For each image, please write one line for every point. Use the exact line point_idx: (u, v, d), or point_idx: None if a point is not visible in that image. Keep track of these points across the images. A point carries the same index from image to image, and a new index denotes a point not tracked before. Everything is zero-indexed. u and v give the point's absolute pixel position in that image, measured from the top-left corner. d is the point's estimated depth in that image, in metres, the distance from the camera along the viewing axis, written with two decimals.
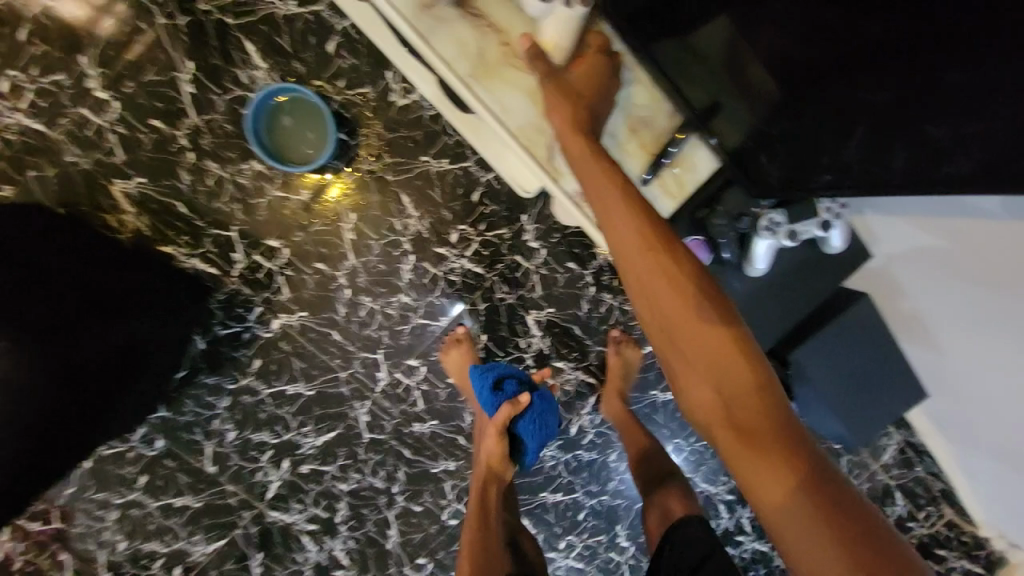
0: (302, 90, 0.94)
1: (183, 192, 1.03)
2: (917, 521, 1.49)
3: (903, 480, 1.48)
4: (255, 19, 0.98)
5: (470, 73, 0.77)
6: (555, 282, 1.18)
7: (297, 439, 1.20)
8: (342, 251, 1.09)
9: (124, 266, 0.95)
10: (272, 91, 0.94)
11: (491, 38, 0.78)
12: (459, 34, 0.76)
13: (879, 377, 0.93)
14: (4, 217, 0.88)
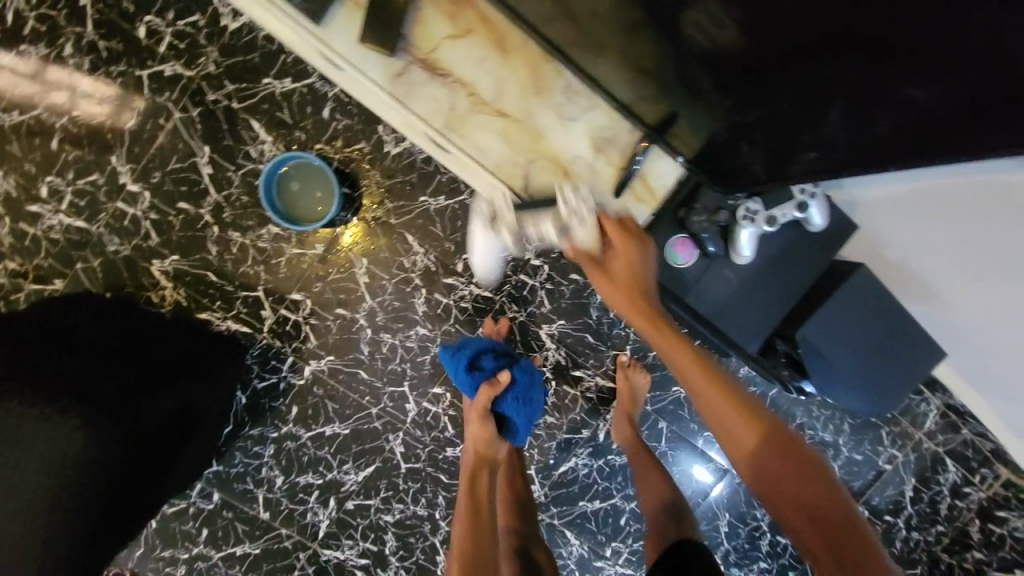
0: (304, 155, 1.03)
1: (212, 262, 1.14)
2: (975, 487, 1.45)
3: (953, 446, 1.44)
4: (257, 99, 1.09)
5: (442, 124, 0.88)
6: (562, 295, 1.24)
7: (339, 477, 1.26)
8: (359, 295, 1.17)
9: (162, 338, 1.04)
10: (278, 161, 1.03)
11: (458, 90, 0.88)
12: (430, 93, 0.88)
13: (889, 346, 0.94)
14: (63, 306, 1.01)
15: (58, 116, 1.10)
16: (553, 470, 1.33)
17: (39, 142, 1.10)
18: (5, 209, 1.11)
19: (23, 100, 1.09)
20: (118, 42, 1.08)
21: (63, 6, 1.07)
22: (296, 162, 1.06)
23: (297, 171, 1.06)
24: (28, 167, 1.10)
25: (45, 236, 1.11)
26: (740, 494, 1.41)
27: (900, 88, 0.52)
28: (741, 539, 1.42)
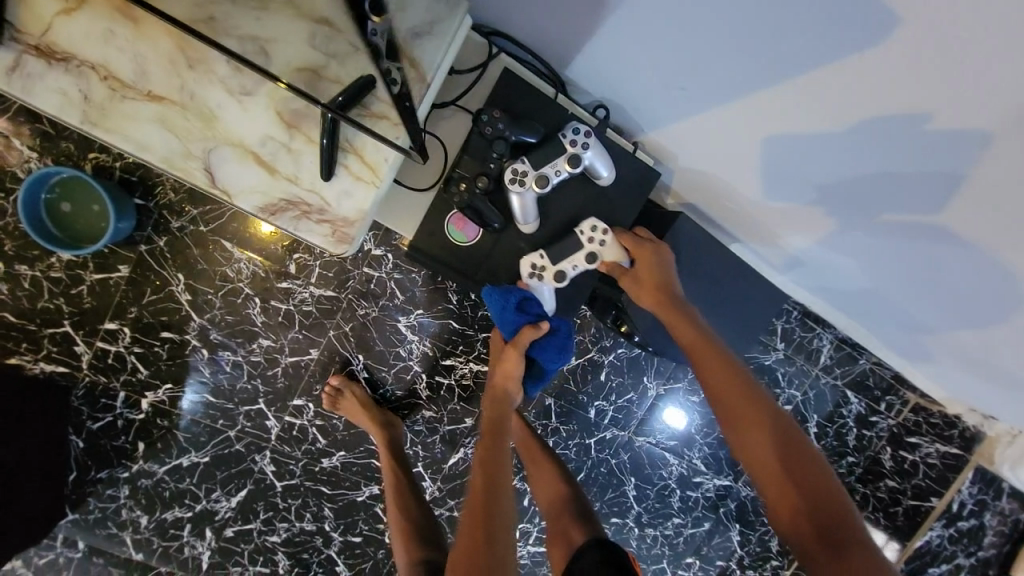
0: (62, 170, 0.90)
1: (5, 302, 1.02)
2: (882, 415, 1.44)
3: (852, 376, 1.42)
4: (12, 112, 0.96)
5: (82, 122, 0.58)
6: (414, 283, 1.15)
7: (211, 506, 1.19)
8: (184, 314, 1.07)
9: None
10: (34, 182, 0.90)
11: (89, 72, 0.57)
12: (57, 82, 0.57)
13: (719, 288, 0.91)
14: None
15: None
16: (444, 461, 1.24)
17: None
18: None
19: None
20: None
21: None
22: (51, 178, 0.92)
23: (57, 187, 0.93)
24: None
25: None
26: (646, 457, 1.38)
27: None
28: (653, 500, 1.40)
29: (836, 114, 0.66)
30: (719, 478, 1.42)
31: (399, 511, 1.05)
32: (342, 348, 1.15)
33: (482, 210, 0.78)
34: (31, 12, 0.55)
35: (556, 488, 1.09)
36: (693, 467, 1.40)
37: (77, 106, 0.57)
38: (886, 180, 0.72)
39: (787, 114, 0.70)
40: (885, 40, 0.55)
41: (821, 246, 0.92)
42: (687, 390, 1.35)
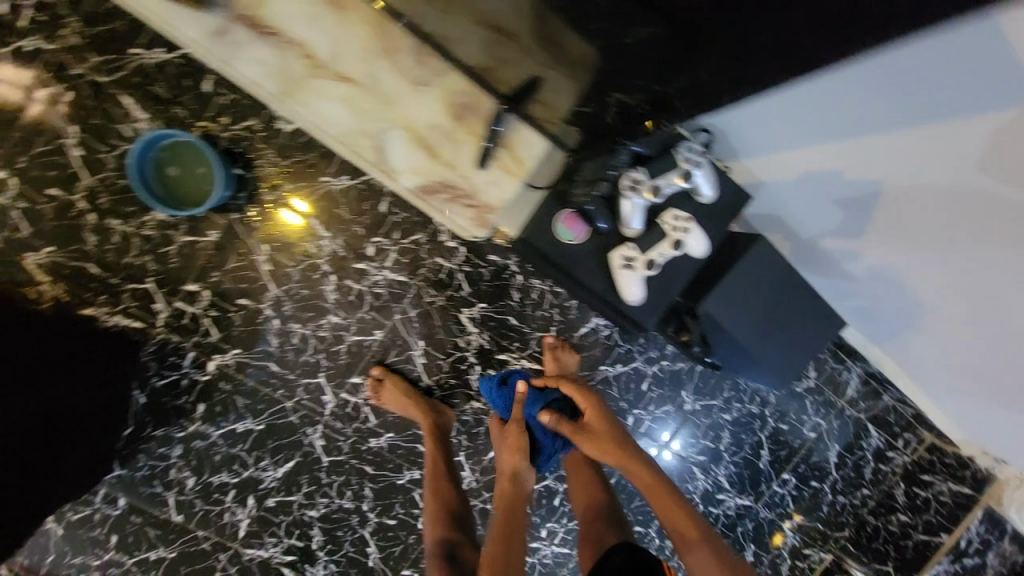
0: (179, 133, 0.95)
1: (91, 254, 1.04)
2: (898, 450, 1.50)
3: (874, 411, 1.48)
4: (126, 73, 0.98)
5: (278, 91, 0.89)
6: (481, 277, 1.20)
7: (257, 475, 1.21)
8: (262, 284, 1.11)
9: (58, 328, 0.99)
10: (149, 141, 0.95)
11: (293, 56, 0.88)
12: (261, 57, 0.88)
13: (787, 312, 0.95)
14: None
15: None
16: (484, 453, 1.29)
17: None
18: None
19: None
20: None
21: None
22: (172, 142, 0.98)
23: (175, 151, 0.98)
24: None
25: None
26: (673, 470, 1.42)
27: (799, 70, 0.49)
28: None
29: (944, 158, 0.67)
30: (740, 497, 1.48)
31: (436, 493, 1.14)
32: (404, 333, 1.20)
33: (593, 211, 0.80)
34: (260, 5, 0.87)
35: (594, 494, 1.17)
36: (716, 483, 1.46)
37: (281, 80, 0.88)
38: (987, 237, 0.72)
39: (896, 158, 0.72)
40: (1000, 108, 0.56)
41: (903, 284, 0.94)
42: (720, 408, 1.40)
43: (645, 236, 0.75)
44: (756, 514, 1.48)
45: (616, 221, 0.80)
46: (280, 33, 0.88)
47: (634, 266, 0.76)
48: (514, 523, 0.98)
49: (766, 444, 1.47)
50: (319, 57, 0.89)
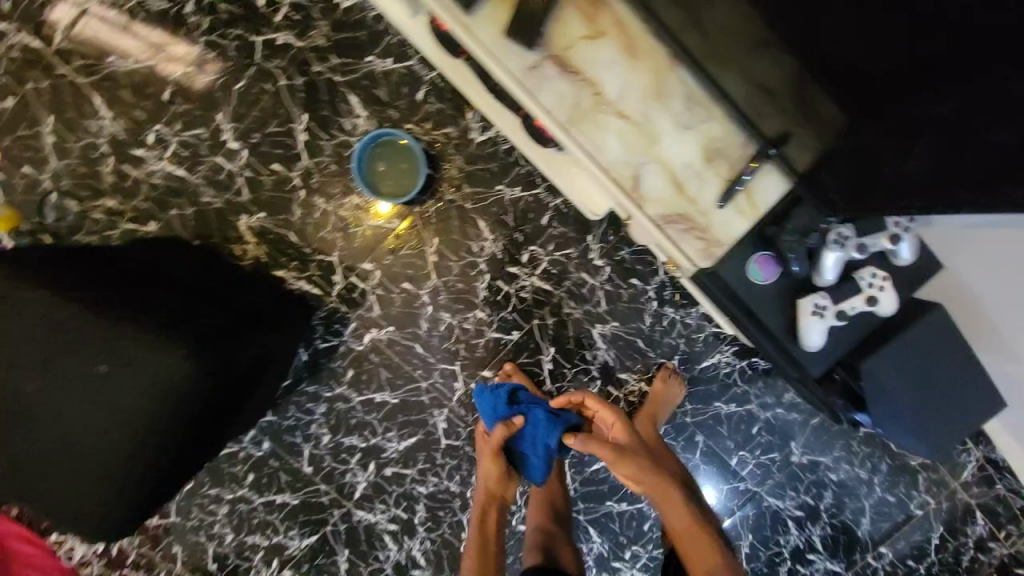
0: (396, 132, 1.12)
1: (294, 223, 1.18)
2: (999, 541, 1.42)
3: (985, 498, 1.41)
4: (357, 75, 1.13)
5: (563, 121, 0.68)
6: (619, 297, 1.26)
7: (382, 444, 1.31)
8: (426, 272, 1.22)
9: (241, 286, 1.09)
10: (371, 138, 1.12)
11: (587, 91, 0.68)
12: (559, 87, 0.68)
13: (950, 384, 0.95)
14: (180, 254, 1.09)
15: (174, 69, 1.13)
16: (586, 465, 1.36)
17: (153, 91, 1.13)
18: (112, 148, 1.14)
19: (141, 49, 1.13)
20: (238, 7, 1.11)
21: None
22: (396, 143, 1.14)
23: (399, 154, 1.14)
24: (139, 114, 1.14)
25: (145, 180, 1.16)
26: (767, 519, 1.41)
27: (983, 133, 0.53)
28: (762, 563, 1.42)
29: None
30: (831, 562, 1.43)
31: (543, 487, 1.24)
32: (538, 339, 1.27)
33: (792, 256, 0.79)
34: (561, 31, 0.69)
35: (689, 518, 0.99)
36: (808, 542, 1.43)
37: (568, 108, 0.68)
38: None
39: None
40: None
41: None
42: (827, 466, 1.39)
43: (837, 287, 0.80)
44: None
45: (811, 267, 0.81)
46: (577, 61, 0.68)
47: (824, 314, 0.80)
48: (490, 529, 1.09)
49: (868, 512, 1.43)
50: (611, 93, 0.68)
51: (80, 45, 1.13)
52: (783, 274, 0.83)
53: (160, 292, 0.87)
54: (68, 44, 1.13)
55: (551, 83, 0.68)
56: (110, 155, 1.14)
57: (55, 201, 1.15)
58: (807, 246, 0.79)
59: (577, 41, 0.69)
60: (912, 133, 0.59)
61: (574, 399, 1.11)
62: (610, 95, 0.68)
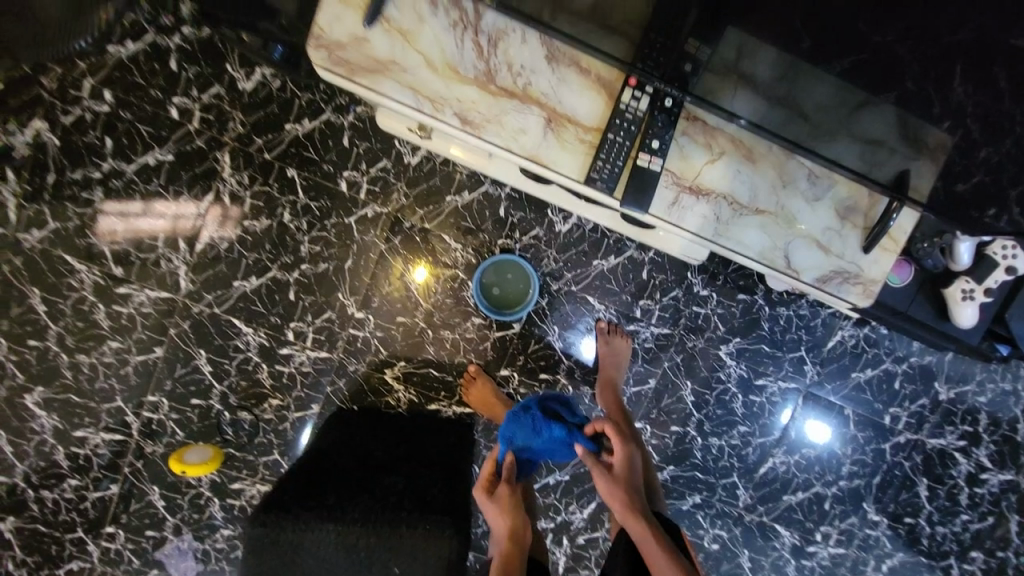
0: (481, 268, 1.23)
1: (432, 360, 1.30)
2: None
3: None
4: (444, 217, 1.23)
5: (713, 236, 0.79)
6: (733, 315, 1.34)
7: (569, 517, 1.38)
8: (557, 358, 1.32)
9: (430, 431, 1.25)
10: (476, 286, 1.23)
11: (725, 206, 0.78)
12: (702, 211, 0.78)
13: None
14: (363, 422, 1.25)
15: (288, 272, 1.24)
16: (755, 470, 1.42)
17: (278, 296, 1.25)
18: (261, 357, 1.27)
19: (254, 266, 1.23)
20: (325, 199, 1.21)
21: (273, 180, 1.20)
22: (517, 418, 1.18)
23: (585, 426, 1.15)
24: (273, 319, 1.26)
25: (297, 372, 1.28)
26: (934, 458, 1.47)
27: (1003, 39, 0.58)
28: (944, 500, 1.47)
29: None
30: (1006, 474, 1.47)
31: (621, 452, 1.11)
32: (674, 377, 1.36)
33: (925, 256, 0.95)
34: (683, 161, 0.78)
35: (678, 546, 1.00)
36: (980, 465, 1.47)
37: (714, 225, 0.79)
38: None
39: None
40: None
41: None
42: (975, 392, 1.44)
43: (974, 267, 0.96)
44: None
45: (948, 257, 0.96)
46: (707, 184, 0.78)
47: (974, 296, 0.96)
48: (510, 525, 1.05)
49: None
50: (745, 199, 0.79)
51: (201, 281, 1.23)
52: (917, 271, 0.99)
53: (391, 482, 1.03)
54: (191, 284, 1.24)
55: (696, 207, 0.78)
56: (261, 363, 1.27)
57: (227, 417, 1.29)
58: (938, 245, 0.94)
59: (703, 165, 0.78)
60: (946, 62, 0.62)
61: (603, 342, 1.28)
62: (744, 200, 0.79)
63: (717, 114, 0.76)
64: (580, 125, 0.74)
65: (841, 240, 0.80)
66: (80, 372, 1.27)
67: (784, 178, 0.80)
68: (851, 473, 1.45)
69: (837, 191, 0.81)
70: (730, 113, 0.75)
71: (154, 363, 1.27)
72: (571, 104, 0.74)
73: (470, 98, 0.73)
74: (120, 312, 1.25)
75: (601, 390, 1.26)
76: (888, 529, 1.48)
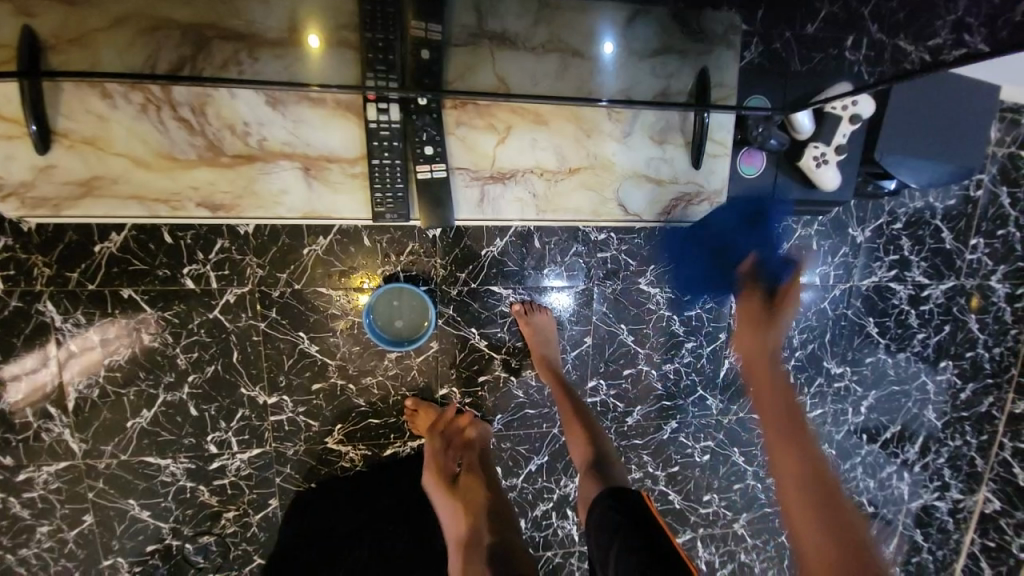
0: (368, 318, 1.15)
1: (367, 410, 1.24)
2: None
3: (1011, 144, 1.47)
4: (311, 270, 1.14)
5: (537, 209, 0.95)
6: (640, 245, 1.30)
7: (564, 490, 1.39)
8: (488, 357, 1.28)
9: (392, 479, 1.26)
10: (379, 334, 1.16)
11: (534, 179, 0.93)
12: (516, 195, 0.94)
13: (943, 127, 1.04)
14: (322, 498, 1.23)
15: (177, 390, 1.14)
16: (717, 376, 1.44)
17: (181, 417, 1.16)
18: (194, 480, 1.19)
19: (140, 398, 1.13)
20: (178, 304, 1.10)
21: (112, 306, 1.08)
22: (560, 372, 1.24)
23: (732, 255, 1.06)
24: (188, 441, 1.17)
25: (238, 478, 1.21)
26: (873, 296, 1.50)
27: None
28: (894, 328, 1.53)
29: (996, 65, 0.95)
30: (939, 283, 1.53)
31: (575, 424, 1.18)
32: (608, 326, 1.34)
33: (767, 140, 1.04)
34: (476, 155, 0.91)
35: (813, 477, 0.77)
36: (916, 285, 1.52)
37: (530, 203, 0.94)
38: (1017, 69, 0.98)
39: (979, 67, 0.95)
40: None
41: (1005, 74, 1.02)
42: (890, 221, 1.46)
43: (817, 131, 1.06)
44: (959, 288, 1.54)
45: (791, 129, 1.06)
46: (508, 169, 0.91)
47: (826, 159, 1.07)
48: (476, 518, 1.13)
49: (944, 226, 1.50)
50: (551, 168, 0.93)
51: (93, 436, 1.14)
52: (769, 152, 1.08)
53: (358, 556, 1.16)
54: (85, 443, 1.14)
55: (513, 194, 0.94)
56: (198, 485, 1.20)
57: (192, 548, 1.22)
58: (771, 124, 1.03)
59: (500, 152, 0.90)
60: None
61: (523, 324, 1.24)
62: (552, 166, 0.93)
63: (484, 94, 0.85)
64: (336, 159, 0.88)
65: (655, 162, 0.95)
66: (28, 567, 1.18)
67: (583, 130, 0.92)
68: (804, 341, 1.48)
69: (644, 117, 0.92)
70: (488, 83, 0.83)
71: (91, 532, 1.18)
72: (322, 142, 0.86)
73: (207, 178, 0.85)
74: (31, 498, 1.15)
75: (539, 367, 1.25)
76: (853, 375, 1.54)
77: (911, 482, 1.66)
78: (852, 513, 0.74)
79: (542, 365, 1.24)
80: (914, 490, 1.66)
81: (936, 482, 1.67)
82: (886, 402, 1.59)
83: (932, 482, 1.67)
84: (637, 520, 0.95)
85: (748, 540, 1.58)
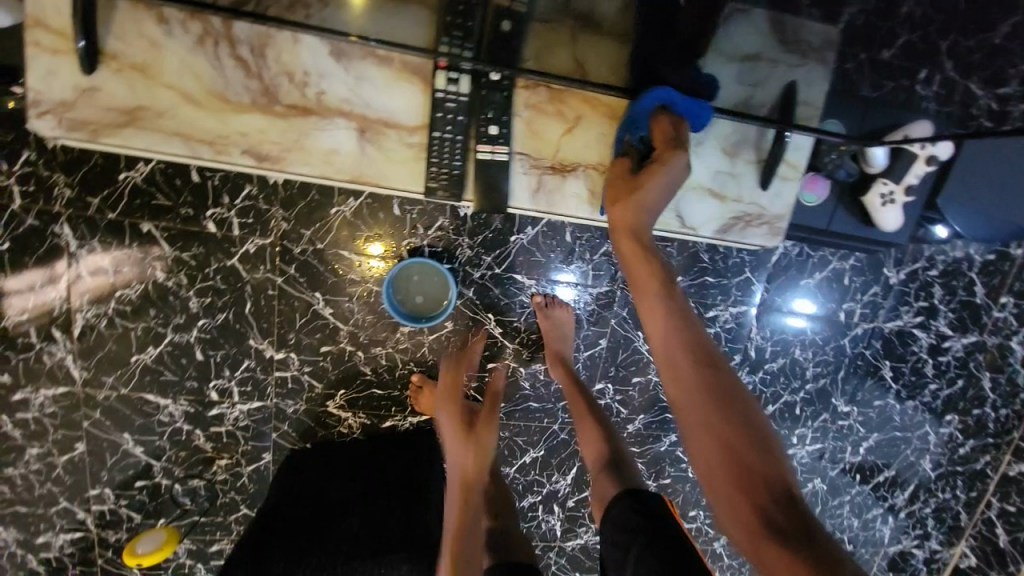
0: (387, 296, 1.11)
1: (372, 380, 1.23)
2: None
3: None
4: (335, 231, 1.11)
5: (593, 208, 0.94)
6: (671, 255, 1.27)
7: (553, 486, 1.39)
8: (500, 345, 1.26)
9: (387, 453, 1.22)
10: (401, 311, 1.12)
11: (596, 176, 0.94)
12: (576, 190, 0.93)
13: None
14: (317, 464, 1.18)
15: (186, 332, 1.12)
16: None
17: (185, 359, 1.14)
18: (191, 423, 1.19)
19: (147, 335, 1.12)
20: (197, 246, 1.08)
21: (129, 238, 1.06)
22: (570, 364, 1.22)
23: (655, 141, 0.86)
24: (190, 384, 1.16)
25: (235, 428, 1.21)
26: (893, 339, 1.47)
27: None
28: (908, 375, 1.51)
29: None
30: (962, 337, 1.50)
31: (587, 420, 1.14)
32: (625, 332, 1.31)
33: (840, 168, 1.01)
34: (541, 141, 0.91)
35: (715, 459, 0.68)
36: (938, 335, 1.49)
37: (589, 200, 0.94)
38: None
39: None
40: None
41: None
42: (926, 267, 1.42)
43: (892, 167, 1.03)
44: (981, 344, 1.51)
45: (863, 161, 1.04)
46: (569, 160, 0.92)
47: (893, 197, 1.04)
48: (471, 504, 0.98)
49: (977, 280, 1.46)
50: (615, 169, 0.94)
51: (95, 366, 1.12)
52: (835, 183, 1.06)
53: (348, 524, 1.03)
54: (86, 371, 1.13)
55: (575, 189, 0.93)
56: (194, 429, 1.19)
57: (181, 489, 1.22)
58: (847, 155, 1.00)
59: (563, 142, 0.91)
60: None
61: (541, 318, 1.21)
62: None
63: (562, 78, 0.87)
64: (394, 125, 0.87)
65: (727, 177, 0.93)
66: (15, 485, 1.17)
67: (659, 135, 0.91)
68: (816, 374, 1.46)
69: (722, 126, 0.91)
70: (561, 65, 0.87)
71: (82, 459, 1.18)
72: (382, 106, 0.85)
73: (256, 127, 0.84)
74: (26, 418, 1.14)
75: (551, 363, 1.22)
76: (859, 414, 1.52)
77: (894, 527, 1.66)
78: (793, 492, 0.64)
79: (556, 360, 1.21)
80: (894, 535, 1.66)
81: (918, 531, 1.66)
82: (885, 446, 1.57)
83: (914, 530, 1.67)
84: (657, 522, 0.85)
85: (724, 560, 1.59)
